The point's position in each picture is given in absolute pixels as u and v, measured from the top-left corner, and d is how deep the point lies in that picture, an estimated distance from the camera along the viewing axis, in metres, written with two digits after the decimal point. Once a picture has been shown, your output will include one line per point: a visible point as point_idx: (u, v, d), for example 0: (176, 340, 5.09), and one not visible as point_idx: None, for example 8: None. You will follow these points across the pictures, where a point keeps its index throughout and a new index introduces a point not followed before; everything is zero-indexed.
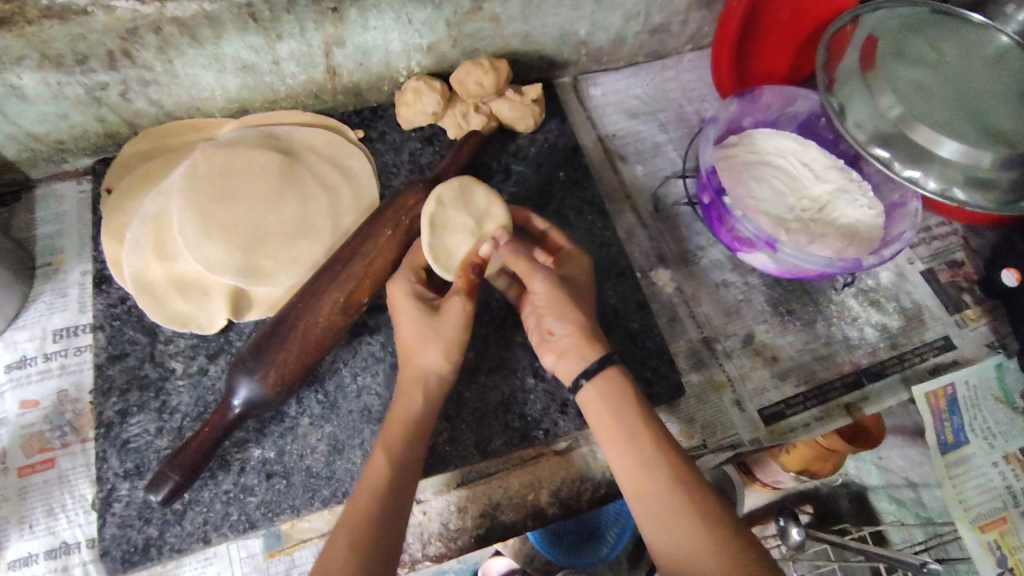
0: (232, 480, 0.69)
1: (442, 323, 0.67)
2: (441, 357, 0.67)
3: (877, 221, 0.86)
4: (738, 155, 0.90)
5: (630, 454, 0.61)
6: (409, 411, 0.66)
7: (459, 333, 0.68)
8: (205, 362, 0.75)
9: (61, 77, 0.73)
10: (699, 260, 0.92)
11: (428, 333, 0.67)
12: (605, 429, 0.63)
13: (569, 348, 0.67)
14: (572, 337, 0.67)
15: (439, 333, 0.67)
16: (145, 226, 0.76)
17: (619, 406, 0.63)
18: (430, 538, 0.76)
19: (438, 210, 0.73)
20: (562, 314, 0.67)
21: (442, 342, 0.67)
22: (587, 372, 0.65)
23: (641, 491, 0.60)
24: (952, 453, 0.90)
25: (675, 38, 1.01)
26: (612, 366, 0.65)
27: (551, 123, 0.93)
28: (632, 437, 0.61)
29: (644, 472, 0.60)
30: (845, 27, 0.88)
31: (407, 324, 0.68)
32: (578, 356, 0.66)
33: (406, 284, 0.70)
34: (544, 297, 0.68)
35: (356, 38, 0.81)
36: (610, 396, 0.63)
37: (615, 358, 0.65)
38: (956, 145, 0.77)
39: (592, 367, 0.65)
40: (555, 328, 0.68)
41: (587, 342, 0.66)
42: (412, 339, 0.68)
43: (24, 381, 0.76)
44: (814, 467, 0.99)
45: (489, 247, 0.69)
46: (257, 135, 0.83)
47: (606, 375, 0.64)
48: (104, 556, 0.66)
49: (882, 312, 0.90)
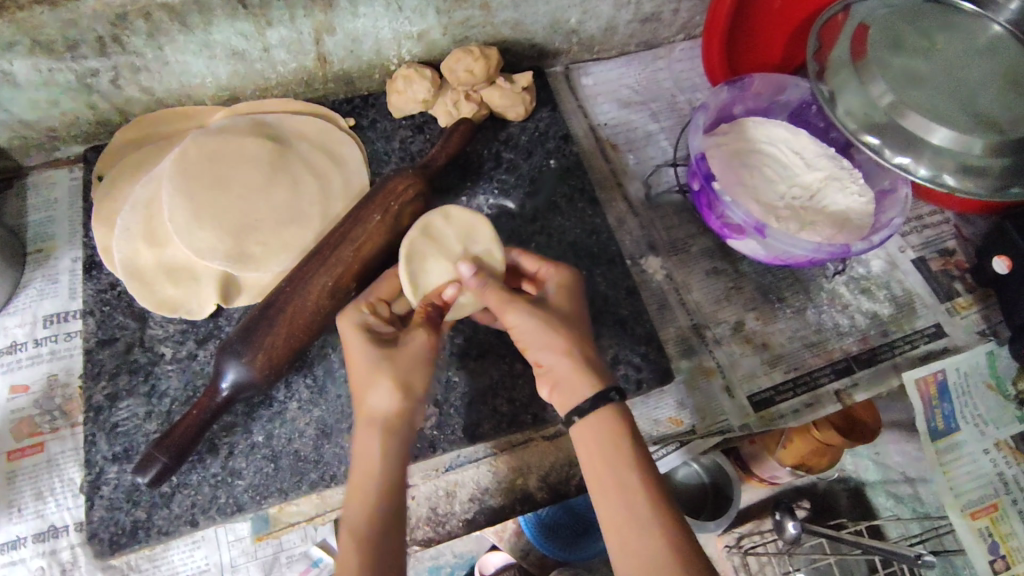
0: (220, 463, 0.69)
1: (400, 359, 0.63)
2: (395, 399, 0.61)
3: (867, 209, 0.86)
4: (729, 142, 0.89)
5: (618, 502, 0.56)
6: (371, 477, 0.59)
7: (417, 372, 0.63)
8: (194, 347, 0.75)
9: (52, 64, 0.73)
10: (690, 248, 0.92)
11: (381, 371, 0.62)
12: (594, 471, 0.58)
13: (561, 378, 0.61)
14: (559, 363, 0.61)
15: (396, 367, 0.62)
16: (135, 212, 0.76)
17: (612, 448, 0.58)
18: (418, 522, 0.76)
19: (419, 234, 0.70)
20: (545, 344, 0.62)
21: (397, 380, 0.62)
22: (579, 410, 0.59)
23: (628, 546, 0.55)
24: (944, 440, 0.90)
25: (666, 27, 1.01)
26: (608, 404, 0.59)
27: (542, 111, 0.93)
28: (622, 483, 0.57)
29: (632, 524, 0.55)
30: (836, 16, 0.89)
31: (360, 362, 0.63)
32: (572, 390, 0.60)
33: (360, 314, 0.66)
34: (526, 327, 0.63)
35: (346, 26, 0.81)
36: (604, 436, 0.58)
37: (614, 398, 0.59)
38: (948, 132, 0.77)
39: (585, 405, 0.59)
40: (542, 358, 0.62)
41: (580, 372, 0.60)
42: (364, 378, 0.62)
43: (14, 366, 0.76)
44: (810, 462, 0.98)
45: (455, 289, 0.67)
46: (247, 122, 0.83)
47: (601, 413, 0.59)
48: (93, 538, 0.66)
49: (873, 300, 0.90)
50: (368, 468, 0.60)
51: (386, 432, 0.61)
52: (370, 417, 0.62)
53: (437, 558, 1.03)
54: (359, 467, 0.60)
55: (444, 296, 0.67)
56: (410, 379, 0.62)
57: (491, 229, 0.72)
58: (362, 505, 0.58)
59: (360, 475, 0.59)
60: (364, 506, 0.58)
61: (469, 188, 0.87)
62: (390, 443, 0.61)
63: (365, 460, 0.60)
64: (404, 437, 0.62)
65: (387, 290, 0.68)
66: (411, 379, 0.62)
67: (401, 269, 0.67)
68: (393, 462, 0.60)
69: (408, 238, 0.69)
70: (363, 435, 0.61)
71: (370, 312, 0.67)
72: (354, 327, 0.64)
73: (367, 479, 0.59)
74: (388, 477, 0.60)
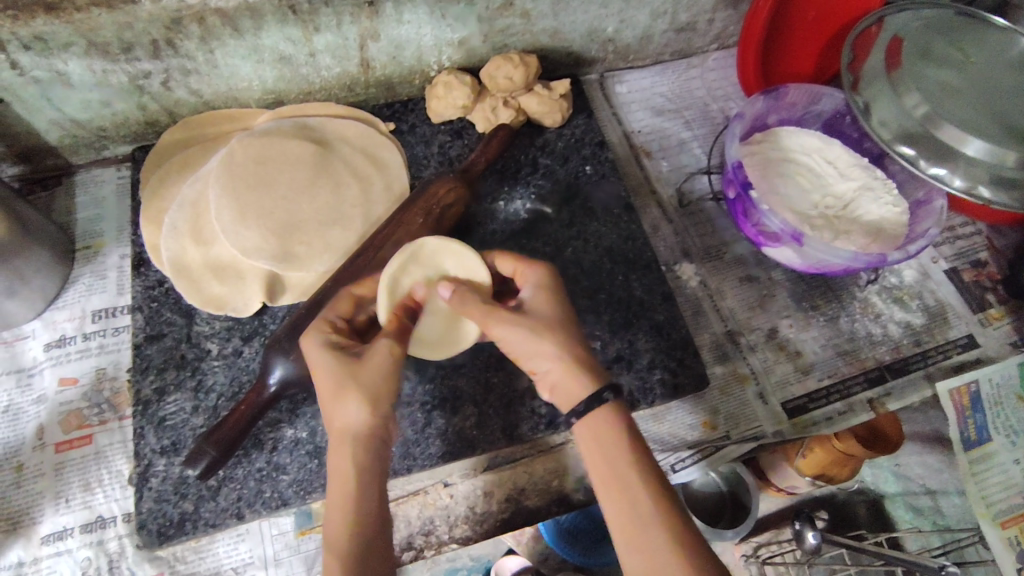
0: (265, 458, 0.70)
1: (365, 374, 0.61)
2: (363, 412, 0.60)
3: (901, 219, 0.87)
4: (763, 151, 0.91)
5: (621, 502, 0.56)
6: (348, 489, 0.58)
7: (383, 385, 0.61)
8: (240, 344, 0.76)
9: (107, 65, 0.75)
10: (723, 255, 0.92)
11: (346, 388, 0.60)
12: (598, 472, 0.58)
13: (558, 382, 0.61)
14: (554, 370, 0.61)
15: (361, 385, 0.60)
16: (183, 212, 0.78)
17: (611, 447, 0.58)
18: (456, 520, 0.75)
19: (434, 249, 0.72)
20: (533, 352, 0.62)
21: (363, 395, 0.60)
22: (576, 411, 0.59)
23: (634, 546, 0.54)
24: (976, 449, 0.90)
25: (701, 36, 1.03)
26: (602, 404, 0.59)
27: (578, 118, 0.95)
28: (623, 482, 0.56)
29: (638, 525, 0.54)
30: (870, 27, 0.90)
31: (326, 381, 0.61)
32: (567, 393, 0.61)
33: (323, 333, 0.64)
34: (514, 338, 0.62)
35: (390, 32, 0.83)
36: (604, 436, 0.58)
37: (608, 398, 0.59)
38: (981, 144, 0.78)
39: (581, 407, 0.59)
40: (538, 367, 0.63)
41: (574, 373, 0.60)
42: (328, 395, 0.61)
43: (63, 359, 0.77)
44: (831, 472, 0.95)
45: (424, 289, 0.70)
46: (291, 125, 0.85)
47: (597, 412, 0.59)
48: (141, 529, 0.67)
49: (906, 310, 0.91)
50: (343, 483, 0.58)
51: (357, 444, 0.60)
52: (341, 430, 0.60)
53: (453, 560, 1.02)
54: (335, 482, 0.59)
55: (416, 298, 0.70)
56: (376, 394, 0.61)
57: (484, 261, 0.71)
58: (344, 522, 0.57)
59: (340, 483, 0.58)
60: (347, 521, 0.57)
61: (506, 193, 0.88)
62: (364, 454, 0.59)
63: (338, 480, 0.58)
64: (376, 447, 0.61)
65: (345, 308, 0.67)
66: (378, 394, 0.61)
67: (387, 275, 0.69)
68: (369, 476, 0.59)
69: (419, 243, 0.71)
70: (337, 450, 0.60)
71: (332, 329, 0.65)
72: (320, 347, 0.63)
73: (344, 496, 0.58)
74: (363, 496, 0.58)
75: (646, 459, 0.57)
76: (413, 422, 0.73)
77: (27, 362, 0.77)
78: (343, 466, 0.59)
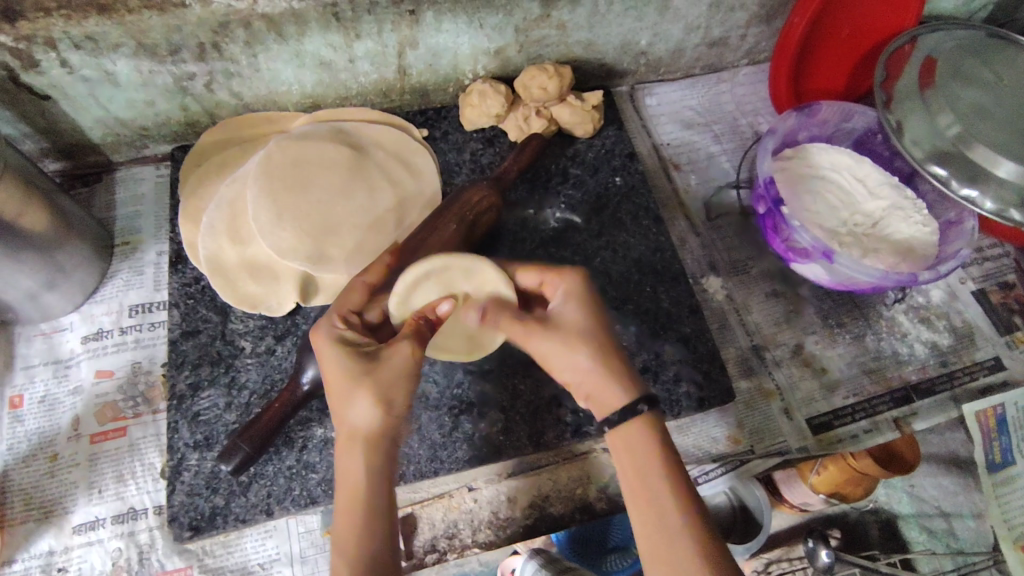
0: (295, 456, 0.71)
1: (380, 373, 0.60)
2: (373, 413, 0.58)
3: (931, 239, 0.87)
4: (794, 168, 0.92)
5: (650, 513, 0.56)
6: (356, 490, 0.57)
7: (396, 388, 0.60)
8: (273, 343, 0.77)
9: (153, 66, 0.77)
10: (750, 270, 0.93)
11: (359, 386, 0.59)
12: (630, 482, 0.58)
13: (592, 391, 0.62)
14: (584, 380, 0.62)
15: (375, 383, 0.59)
16: (220, 211, 0.80)
17: (642, 457, 0.58)
18: (480, 525, 0.76)
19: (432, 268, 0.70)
20: (570, 362, 0.62)
21: (374, 396, 0.59)
22: (609, 421, 0.60)
23: (659, 558, 0.55)
24: (1000, 471, 0.93)
25: (732, 51, 1.03)
26: (636, 416, 0.59)
27: (609, 129, 0.95)
28: (653, 494, 0.57)
29: (663, 536, 0.55)
30: (902, 47, 0.91)
31: (337, 377, 0.60)
32: (603, 400, 0.61)
33: (334, 327, 0.64)
34: (545, 348, 0.62)
35: (428, 40, 0.85)
36: (637, 447, 0.59)
37: (643, 409, 0.59)
38: (1013, 166, 0.79)
39: (614, 416, 0.60)
40: (570, 377, 0.63)
41: (607, 383, 0.61)
42: (340, 392, 0.59)
43: (100, 351, 0.79)
44: (845, 490, 0.98)
45: (450, 306, 0.68)
46: (327, 129, 0.86)
47: (632, 423, 0.59)
48: (173, 522, 0.68)
49: (933, 330, 0.90)
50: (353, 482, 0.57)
51: (369, 448, 0.59)
52: (353, 431, 0.59)
53: (462, 565, 1.00)
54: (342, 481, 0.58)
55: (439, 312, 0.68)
56: (389, 395, 0.59)
57: (505, 275, 0.70)
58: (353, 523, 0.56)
59: (348, 484, 0.57)
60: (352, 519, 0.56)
61: (536, 202, 0.89)
62: (373, 457, 0.58)
63: (350, 478, 0.58)
64: (386, 450, 0.59)
65: (355, 303, 0.68)
66: (390, 396, 0.59)
67: (399, 286, 0.69)
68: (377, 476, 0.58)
69: (442, 259, 0.71)
70: (345, 452, 0.59)
71: (343, 324, 0.65)
72: (331, 342, 0.62)
73: (349, 500, 0.57)
74: (369, 497, 0.57)
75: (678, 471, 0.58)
76: (441, 426, 0.74)
77: (65, 354, 0.79)
78: (352, 465, 0.58)
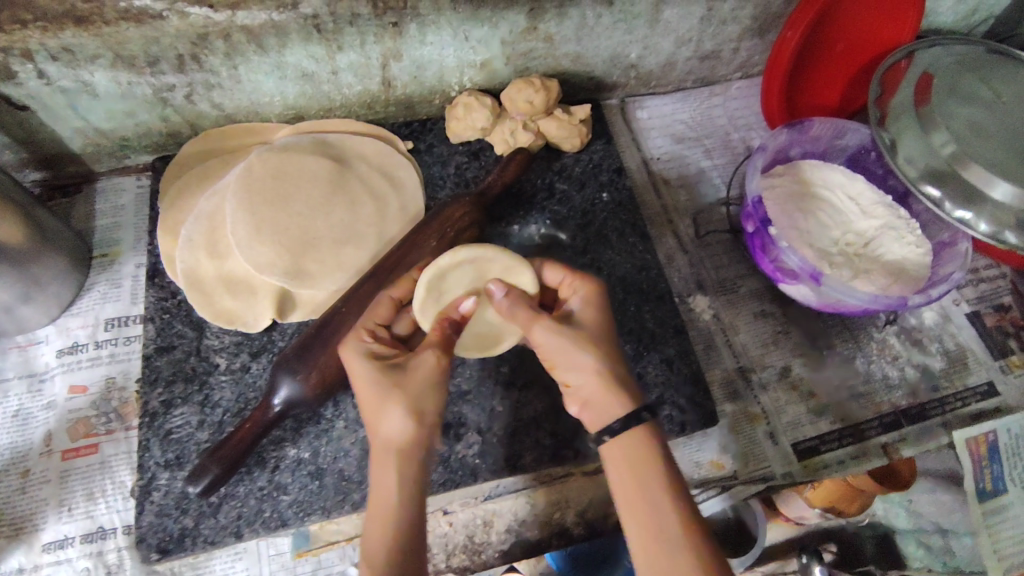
0: (267, 477, 0.70)
1: (411, 383, 0.60)
2: (408, 425, 0.58)
3: (924, 260, 0.85)
4: (784, 185, 0.89)
5: (652, 526, 0.54)
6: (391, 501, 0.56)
7: (429, 397, 0.60)
8: (248, 360, 0.76)
9: (132, 77, 0.76)
10: (738, 289, 0.91)
11: (392, 397, 0.59)
12: (627, 496, 0.56)
13: (591, 397, 0.60)
14: (588, 383, 0.60)
15: (405, 393, 0.59)
16: (199, 224, 0.79)
17: (643, 468, 0.56)
18: (455, 549, 0.75)
19: (453, 262, 0.69)
20: (572, 363, 0.61)
21: (410, 406, 0.59)
22: (608, 430, 0.58)
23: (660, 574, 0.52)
24: (990, 500, 0.90)
25: (725, 65, 1.02)
26: (638, 425, 0.57)
27: (597, 143, 0.94)
28: (655, 506, 0.54)
29: (666, 551, 0.53)
30: (899, 63, 0.89)
31: (368, 390, 0.61)
32: (602, 406, 0.59)
33: (362, 340, 0.64)
34: (552, 344, 0.61)
35: (413, 52, 0.83)
36: (636, 458, 0.56)
37: (645, 418, 0.57)
38: (1010, 188, 0.77)
39: (615, 425, 0.57)
40: (570, 379, 0.61)
41: (607, 388, 0.59)
42: (373, 405, 0.60)
43: (74, 366, 0.78)
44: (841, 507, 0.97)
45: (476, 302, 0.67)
46: (310, 141, 0.85)
47: (633, 433, 0.57)
48: (141, 543, 0.67)
49: (925, 353, 0.88)
50: (386, 495, 0.57)
51: (403, 459, 0.58)
52: (387, 443, 0.58)
53: None
54: (376, 494, 0.57)
55: (461, 310, 0.68)
56: (422, 405, 0.60)
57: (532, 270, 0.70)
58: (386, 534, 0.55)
59: (380, 495, 0.57)
60: (387, 531, 0.55)
61: (521, 217, 0.88)
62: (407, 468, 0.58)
63: (384, 491, 0.57)
64: (421, 460, 0.59)
65: (385, 313, 0.68)
66: (423, 406, 0.60)
67: (427, 274, 0.69)
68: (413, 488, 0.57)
69: (456, 250, 0.70)
70: (380, 468, 0.58)
71: (371, 336, 0.65)
72: (360, 354, 0.63)
73: (386, 514, 0.56)
74: (404, 508, 0.56)
75: (678, 483, 0.55)
76: None
77: (40, 367, 0.78)
78: (384, 478, 0.57)
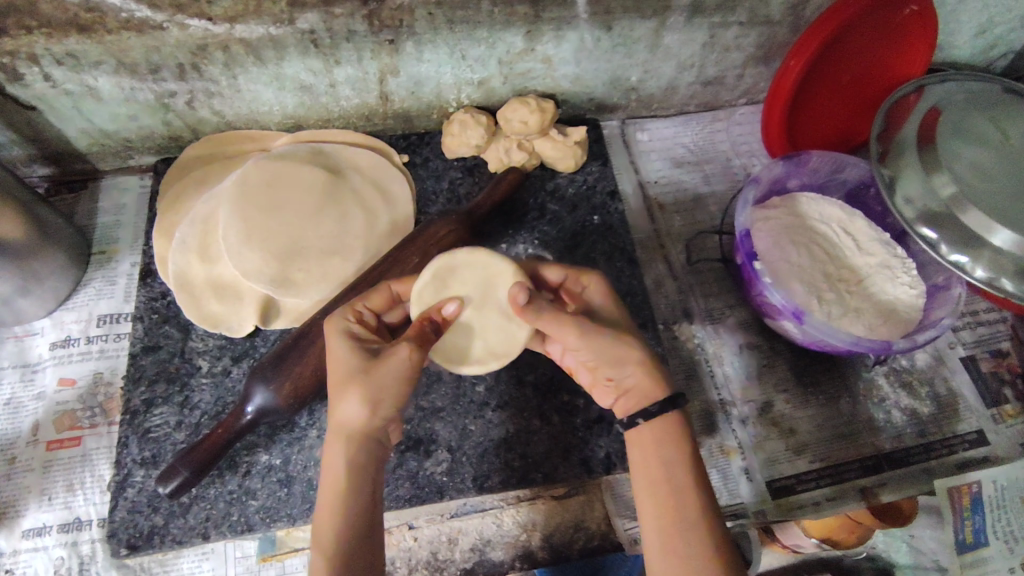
0: (237, 481, 0.72)
1: (377, 371, 0.58)
2: (365, 413, 0.58)
3: (917, 303, 0.83)
4: (780, 216, 0.88)
5: (668, 504, 0.55)
6: (340, 484, 0.57)
7: (392, 389, 0.59)
8: (229, 364, 0.78)
9: (134, 83, 0.78)
10: (726, 319, 0.90)
11: (355, 383, 0.58)
12: (648, 474, 0.57)
13: (634, 388, 0.60)
14: (632, 375, 0.60)
15: (369, 380, 0.58)
16: (193, 228, 0.80)
17: (666, 448, 0.57)
18: (417, 564, 0.76)
19: (468, 260, 0.70)
20: (611, 358, 0.60)
21: (367, 395, 0.58)
22: (644, 412, 0.58)
23: (668, 549, 0.53)
24: (969, 553, 0.84)
25: (729, 90, 1.01)
26: (673, 410, 0.58)
27: (593, 165, 0.94)
28: (674, 485, 0.55)
29: (679, 528, 0.54)
30: (908, 96, 0.89)
31: (337, 371, 0.60)
32: (642, 396, 0.59)
33: (346, 319, 0.64)
34: (584, 344, 0.60)
35: (410, 69, 0.84)
36: (663, 439, 0.57)
37: (680, 405, 0.58)
38: (1010, 235, 0.74)
39: (653, 408, 0.58)
40: (613, 375, 0.61)
41: (654, 379, 0.59)
42: (335, 386, 0.59)
43: (66, 359, 0.81)
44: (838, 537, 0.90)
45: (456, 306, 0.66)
46: (307, 151, 0.86)
47: (666, 417, 0.58)
48: (111, 537, 0.70)
49: (914, 397, 0.87)
50: (335, 481, 0.57)
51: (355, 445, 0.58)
52: (342, 425, 0.59)
53: None
54: (327, 476, 0.58)
55: (444, 313, 0.66)
56: (382, 397, 0.58)
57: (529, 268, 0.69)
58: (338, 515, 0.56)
59: (332, 478, 0.58)
60: (338, 513, 0.56)
61: (509, 236, 0.88)
62: (358, 455, 0.58)
63: (337, 473, 0.58)
64: (374, 450, 0.59)
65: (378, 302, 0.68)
66: (382, 397, 0.58)
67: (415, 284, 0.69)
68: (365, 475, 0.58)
69: (449, 255, 0.70)
70: (335, 449, 0.59)
71: (354, 317, 0.65)
72: (338, 334, 0.62)
73: (341, 494, 0.57)
74: (352, 495, 0.57)
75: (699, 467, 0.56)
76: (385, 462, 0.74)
77: (33, 358, 0.81)
78: (337, 462, 0.58)
